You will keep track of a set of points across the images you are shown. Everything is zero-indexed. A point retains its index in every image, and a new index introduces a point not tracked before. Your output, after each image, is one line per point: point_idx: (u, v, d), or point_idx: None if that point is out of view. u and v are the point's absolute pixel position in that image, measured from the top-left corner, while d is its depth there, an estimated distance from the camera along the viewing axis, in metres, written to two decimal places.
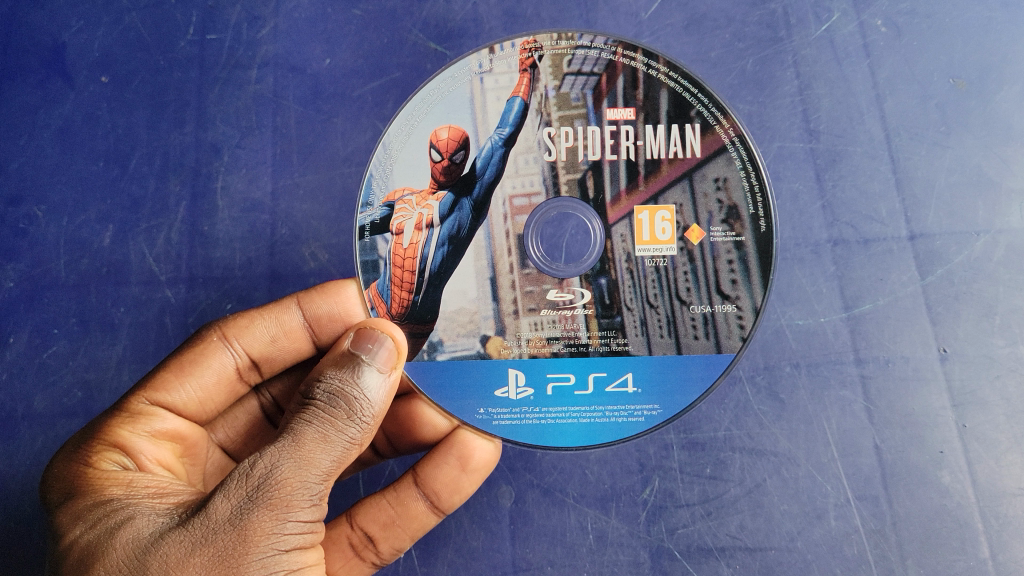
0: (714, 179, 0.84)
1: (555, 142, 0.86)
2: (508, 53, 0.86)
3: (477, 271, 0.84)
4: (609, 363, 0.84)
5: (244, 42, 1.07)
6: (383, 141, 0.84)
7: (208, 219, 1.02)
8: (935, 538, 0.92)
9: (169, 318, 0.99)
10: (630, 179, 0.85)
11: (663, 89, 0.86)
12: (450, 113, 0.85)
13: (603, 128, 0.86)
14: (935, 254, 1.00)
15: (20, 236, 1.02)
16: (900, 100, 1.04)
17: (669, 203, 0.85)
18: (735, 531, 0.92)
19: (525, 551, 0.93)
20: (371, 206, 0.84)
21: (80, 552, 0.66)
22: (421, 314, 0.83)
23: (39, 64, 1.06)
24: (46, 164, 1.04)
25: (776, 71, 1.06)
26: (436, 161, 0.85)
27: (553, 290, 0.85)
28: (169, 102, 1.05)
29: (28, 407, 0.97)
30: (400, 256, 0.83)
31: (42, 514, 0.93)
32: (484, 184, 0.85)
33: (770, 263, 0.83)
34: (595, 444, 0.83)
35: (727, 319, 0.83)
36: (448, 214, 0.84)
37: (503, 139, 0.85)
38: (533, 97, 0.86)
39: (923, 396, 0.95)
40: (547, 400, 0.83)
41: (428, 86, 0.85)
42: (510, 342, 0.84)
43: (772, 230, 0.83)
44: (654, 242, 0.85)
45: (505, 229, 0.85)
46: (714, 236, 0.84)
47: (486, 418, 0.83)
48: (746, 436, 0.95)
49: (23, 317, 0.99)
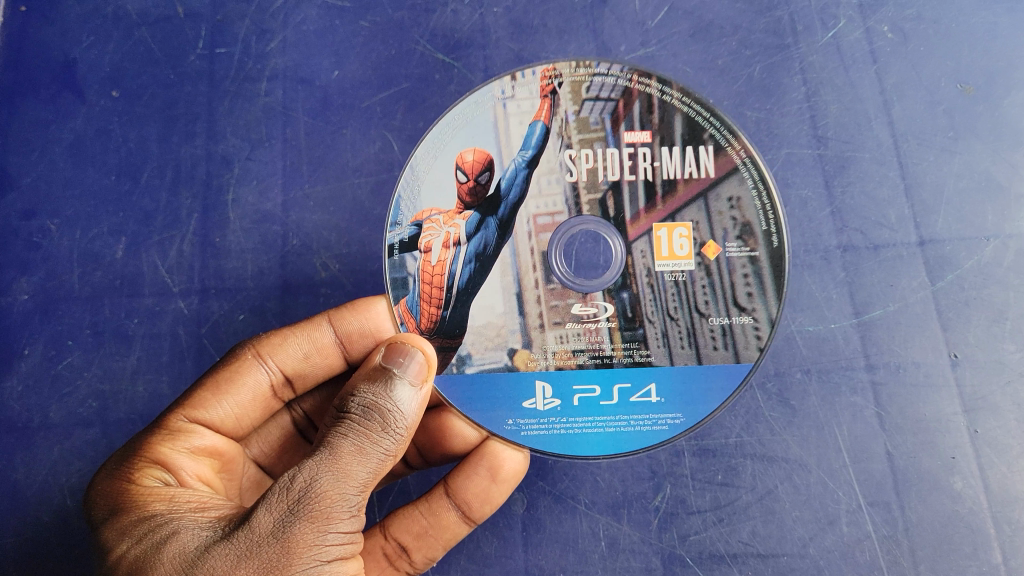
0: (728, 198, 0.85)
1: (576, 164, 0.87)
2: (529, 79, 0.88)
3: (503, 288, 0.85)
4: (634, 374, 0.84)
5: (254, 56, 1.09)
6: (410, 164, 0.86)
7: (220, 231, 1.03)
8: (947, 544, 0.92)
9: (182, 330, 0.99)
10: (648, 199, 0.86)
11: (678, 114, 0.87)
12: (474, 137, 0.87)
13: (621, 151, 0.86)
14: (945, 260, 1.00)
15: (34, 249, 1.02)
16: (908, 105, 1.05)
17: (686, 221, 0.85)
18: (747, 538, 0.92)
19: (538, 557, 0.92)
20: (400, 225, 0.85)
21: (130, 565, 0.67)
22: (449, 329, 0.84)
23: (51, 80, 1.07)
24: (58, 179, 1.04)
25: (783, 78, 1.08)
26: (462, 182, 0.86)
27: (577, 304, 0.85)
28: (179, 115, 1.07)
29: (45, 417, 0.97)
30: (429, 273, 0.84)
31: (58, 522, 0.93)
32: (509, 204, 0.86)
33: (784, 276, 0.84)
34: (619, 453, 0.83)
35: (744, 331, 0.84)
36: (474, 233, 0.85)
37: (526, 161, 0.86)
38: (554, 121, 0.87)
39: (934, 402, 0.96)
40: (574, 411, 0.83)
41: (453, 113, 0.87)
42: (537, 355, 0.84)
43: (784, 245, 0.84)
44: (672, 258, 0.85)
45: (529, 247, 0.86)
46: (730, 252, 0.85)
47: (514, 428, 0.83)
48: (757, 443, 0.95)
49: (37, 330, 0.99)
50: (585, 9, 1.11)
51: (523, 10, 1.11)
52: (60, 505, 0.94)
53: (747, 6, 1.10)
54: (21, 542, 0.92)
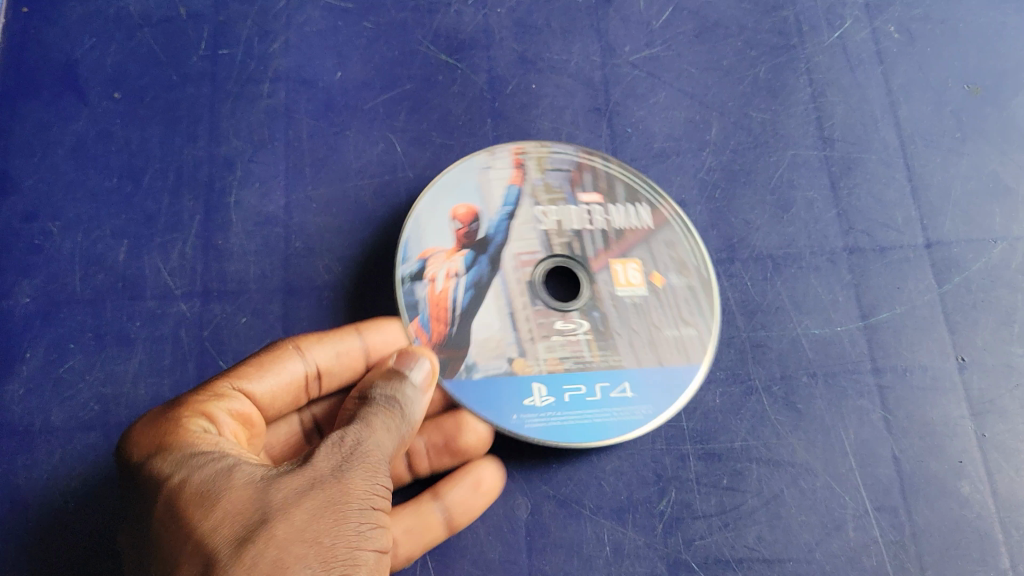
0: (666, 242, 0.97)
1: (546, 217, 0.96)
2: (502, 155, 0.99)
3: (497, 308, 0.90)
4: (610, 373, 0.90)
5: (256, 57, 1.09)
6: (412, 212, 0.93)
7: (223, 232, 1.02)
8: (955, 549, 0.90)
9: (184, 332, 0.98)
10: (605, 242, 0.96)
11: (620, 181, 1.00)
12: (465, 194, 0.95)
13: (580, 207, 0.97)
14: (952, 262, 1.00)
15: (35, 252, 1.00)
16: (915, 106, 1.07)
17: (636, 257, 0.96)
18: (753, 542, 0.90)
19: (542, 563, 0.89)
20: (407, 260, 0.90)
21: (196, 488, 0.64)
22: (456, 342, 0.87)
23: (53, 81, 1.07)
24: (60, 180, 1.03)
25: (789, 79, 1.08)
26: (457, 228, 0.93)
27: (559, 320, 0.91)
28: (182, 117, 1.06)
29: (46, 421, 0.94)
30: (436, 298, 0.89)
31: (59, 527, 0.90)
32: (497, 245, 0.93)
33: (717, 301, 0.96)
34: (605, 439, 0.87)
35: (693, 342, 0.93)
36: (471, 267, 0.91)
37: (508, 214, 0.95)
38: (525, 185, 0.97)
39: (941, 406, 0.95)
40: (566, 406, 0.88)
41: (446, 175, 0.96)
42: (532, 362, 0.89)
43: (712, 276, 0.97)
44: (628, 285, 0.94)
45: (516, 277, 0.92)
46: (673, 282, 0.95)
47: (519, 422, 0.86)
48: (762, 446, 0.94)
49: (38, 333, 0.97)
50: (590, 10, 1.12)
51: (527, 12, 1.12)
52: (61, 512, 0.91)
53: (752, 7, 1.12)
54: (21, 552, 0.89)
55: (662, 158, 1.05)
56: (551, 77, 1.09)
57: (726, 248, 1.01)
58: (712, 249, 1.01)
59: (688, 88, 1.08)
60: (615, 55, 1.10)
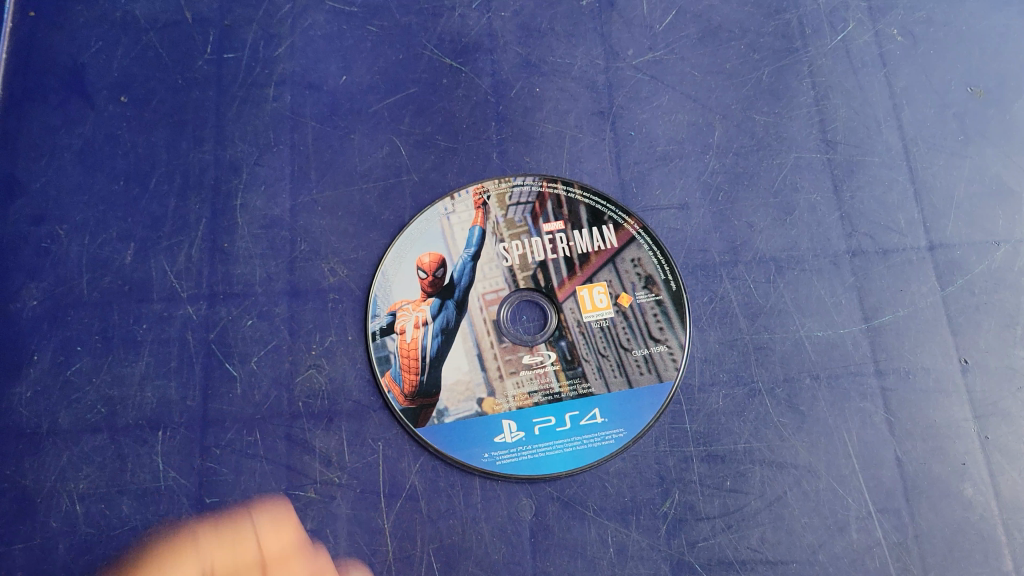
0: (631, 260, 0.99)
1: (510, 252, 1.00)
2: (464, 197, 1.02)
3: (465, 351, 0.96)
4: (579, 402, 0.94)
5: (262, 61, 1.10)
6: (380, 269, 0.99)
7: (229, 235, 1.02)
8: (957, 551, 0.90)
9: (191, 335, 0.98)
10: (569, 269, 0.99)
11: (581, 204, 1.02)
12: (429, 243, 1.00)
13: (543, 238, 1.00)
14: (955, 264, 1.01)
15: (43, 255, 1.01)
16: (918, 109, 1.07)
17: (601, 281, 0.99)
18: (756, 544, 0.91)
19: (547, 564, 0.91)
20: (378, 315, 0.98)
21: None
22: (428, 389, 0.95)
23: (60, 85, 1.08)
24: (68, 184, 1.04)
25: (792, 82, 1.09)
26: (423, 278, 0.98)
27: (526, 355, 0.96)
28: (188, 120, 1.07)
29: (53, 423, 0.95)
30: (406, 349, 0.96)
31: (66, 529, 0.91)
32: (463, 288, 0.98)
33: (686, 312, 0.98)
34: (577, 467, 0.93)
35: (662, 358, 0.96)
36: (438, 313, 0.97)
37: (471, 255, 0.99)
38: (488, 223, 1.01)
39: (945, 408, 0.95)
40: (536, 439, 0.93)
41: (411, 226, 1.01)
42: (501, 400, 0.95)
43: (682, 287, 0.99)
44: (595, 310, 0.98)
45: (482, 318, 0.98)
46: (640, 299, 0.98)
47: (491, 460, 0.93)
48: (766, 448, 0.94)
49: (46, 335, 0.98)
50: (593, 13, 1.12)
51: (531, 15, 1.12)
52: (69, 514, 0.91)
53: (756, 9, 1.12)
54: (31, 554, 0.90)
55: (665, 161, 1.06)
56: (555, 81, 1.09)
57: (728, 251, 1.02)
58: (715, 252, 1.02)
59: (691, 92, 1.08)
60: (619, 58, 1.10)
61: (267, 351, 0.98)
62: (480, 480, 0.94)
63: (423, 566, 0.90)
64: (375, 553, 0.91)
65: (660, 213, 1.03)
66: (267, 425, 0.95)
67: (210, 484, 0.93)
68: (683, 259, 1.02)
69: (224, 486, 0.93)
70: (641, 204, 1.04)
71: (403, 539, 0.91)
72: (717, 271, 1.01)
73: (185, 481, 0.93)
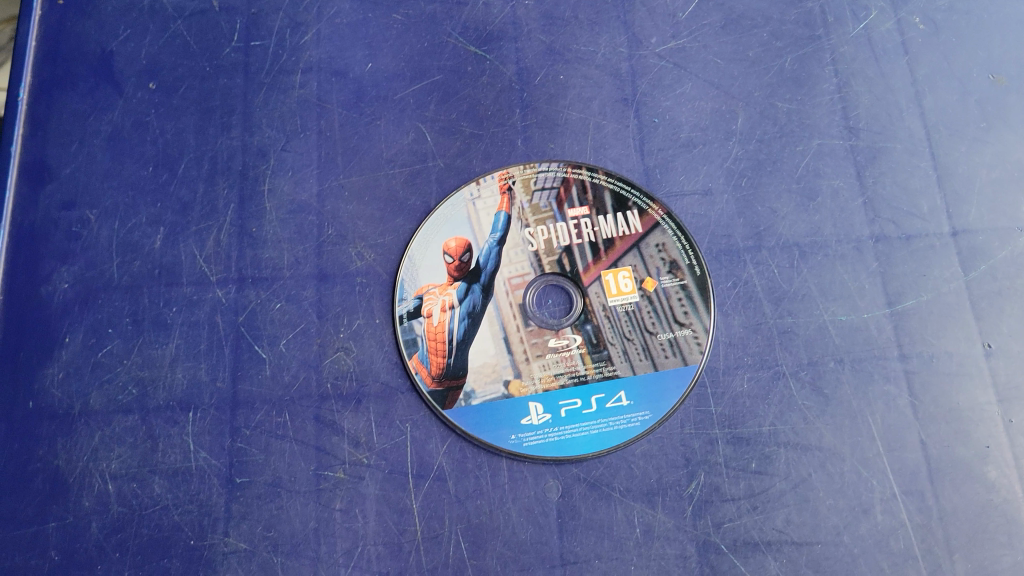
0: (656, 245, 1.00)
1: (535, 237, 1.01)
2: (490, 183, 1.03)
3: (491, 334, 0.97)
4: (605, 385, 0.95)
5: (288, 48, 1.11)
6: (407, 254, 1.00)
7: (257, 220, 1.03)
8: (981, 533, 0.91)
9: (220, 318, 0.99)
10: (594, 254, 1.00)
11: (606, 190, 1.03)
12: (455, 227, 1.01)
13: (568, 223, 1.01)
14: (977, 250, 1.01)
15: (73, 239, 1.02)
16: (940, 96, 1.08)
17: (626, 265, 0.99)
18: (781, 526, 0.92)
19: (574, 544, 0.92)
20: (405, 299, 0.99)
21: None
22: (455, 372, 0.96)
23: (89, 73, 1.09)
24: (97, 170, 1.05)
25: (814, 69, 1.09)
26: (449, 262, 0.99)
27: (552, 338, 0.97)
28: (215, 107, 1.08)
29: (85, 404, 0.96)
30: (433, 332, 0.97)
31: (99, 508, 0.92)
32: (489, 272, 0.99)
33: (710, 297, 0.99)
34: (603, 449, 0.93)
35: (687, 341, 0.97)
36: (464, 297, 0.98)
37: (497, 240, 1.00)
38: (513, 208, 1.02)
39: (968, 391, 0.96)
40: (562, 421, 0.94)
41: (437, 211, 1.02)
42: (527, 382, 0.95)
43: (706, 272, 0.99)
44: (620, 295, 0.98)
45: (508, 301, 0.98)
46: (665, 284, 0.99)
47: (518, 442, 0.94)
48: (791, 431, 0.95)
49: (77, 318, 0.99)
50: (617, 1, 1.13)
51: (555, 3, 1.13)
52: (102, 494, 0.93)
53: None
54: (64, 533, 0.91)
55: (688, 148, 1.06)
56: (579, 68, 1.10)
57: (752, 236, 1.02)
58: (739, 237, 1.02)
59: (714, 79, 1.09)
60: (642, 46, 1.11)
61: (295, 333, 0.99)
62: (508, 462, 0.95)
63: (452, 546, 0.91)
64: (404, 533, 0.92)
65: (684, 199, 1.04)
66: (296, 406, 0.96)
67: (240, 465, 0.94)
68: (706, 244, 1.02)
69: (254, 466, 0.94)
70: (665, 190, 1.05)
71: (431, 519, 0.92)
72: (741, 255, 1.02)
73: (216, 461, 0.94)
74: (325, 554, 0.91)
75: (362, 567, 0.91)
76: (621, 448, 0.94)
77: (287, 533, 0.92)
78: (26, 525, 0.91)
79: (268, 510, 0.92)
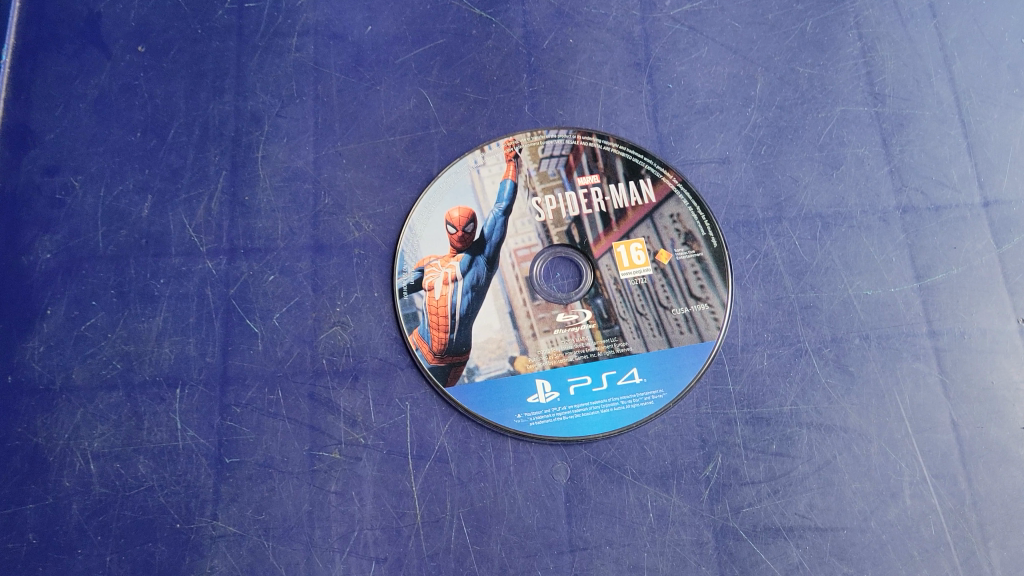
0: (670, 215, 0.95)
1: (543, 206, 0.95)
2: (495, 150, 0.97)
3: (496, 308, 0.91)
4: (617, 362, 0.90)
5: (284, 11, 1.05)
6: (408, 224, 0.94)
7: (250, 188, 0.98)
8: (1017, 519, 0.86)
9: (210, 290, 0.94)
10: (605, 225, 0.94)
11: (617, 158, 0.97)
12: (459, 197, 0.95)
13: (578, 193, 0.95)
14: (1011, 221, 0.96)
15: (57, 207, 0.97)
16: (970, 61, 1.02)
17: (639, 237, 0.94)
18: (804, 510, 0.87)
19: (583, 529, 0.86)
20: (405, 271, 0.93)
21: None
22: (458, 348, 0.90)
23: (74, 34, 1.03)
24: (83, 135, 1.00)
25: (837, 33, 1.04)
26: (452, 233, 0.93)
27: (561, 313, 0.92)
28: (207, 71, 1.03)
29: (67, 379, 0.91)
30: (435, 306, 0.91)
31: (81, 489, 0.87)
32: (493, 243, 0.93)
33: (727, 270, 0.93)
34: (614, 430, 0.88)
35: (703, 317, 0.91)
36: (468, 270, 0.92)
37: (503, 210, 0.94)
38: (520, 177, 0.96)
39: (1002, 369, 0.91)
40: (571, 400, 0.89)
41: (439, 180, 0.96)
42: (535, 358, 0.90)
43: (722, 244, 0.94)
44: (632, 268, 0.93)
45: (514, 274, 0.93)
46: (680, 256, 0.93)
47: (524, 421, 0.88)
48: (814, 411, 0.90)
49: (59, 289, 0.94)
50: None
51: None
52: (84, 474, 0.88)
53: None
54: (44, 515, 0.86)
55: (704, 114, 1.01)
56: (589, 32, 1.05)
57: (772, 206, 0.97)
58: (758, 208, 0.97)
59: (732, 43, 1.04)
60: (656, 8, 1.06)
61: (289, 307, 0.94)
62: (513, 443, 0.89)
63: (454, 531, 0.86)
64: (403, 517, 0.87)
65: (700, 167, 0.99)
66: (290, 383, 0.91)
67: (231, 443, 0.89)
68: (723, 215, 0.97)
69: (245, 446, 0.89)
70: (680, 158, 0.99)
71: (432, 502, 0.87)
72: (761, 227, 0.96)
73: (204, 440, 0.89)
74: (319, 538, 0.86)
75: (358, 553, 0.86)
76: (633, 429, 0.89)
77: (278, 516, 0.86)
78: (3, 506, 0.86)
79: (259, 492, 0.87)
